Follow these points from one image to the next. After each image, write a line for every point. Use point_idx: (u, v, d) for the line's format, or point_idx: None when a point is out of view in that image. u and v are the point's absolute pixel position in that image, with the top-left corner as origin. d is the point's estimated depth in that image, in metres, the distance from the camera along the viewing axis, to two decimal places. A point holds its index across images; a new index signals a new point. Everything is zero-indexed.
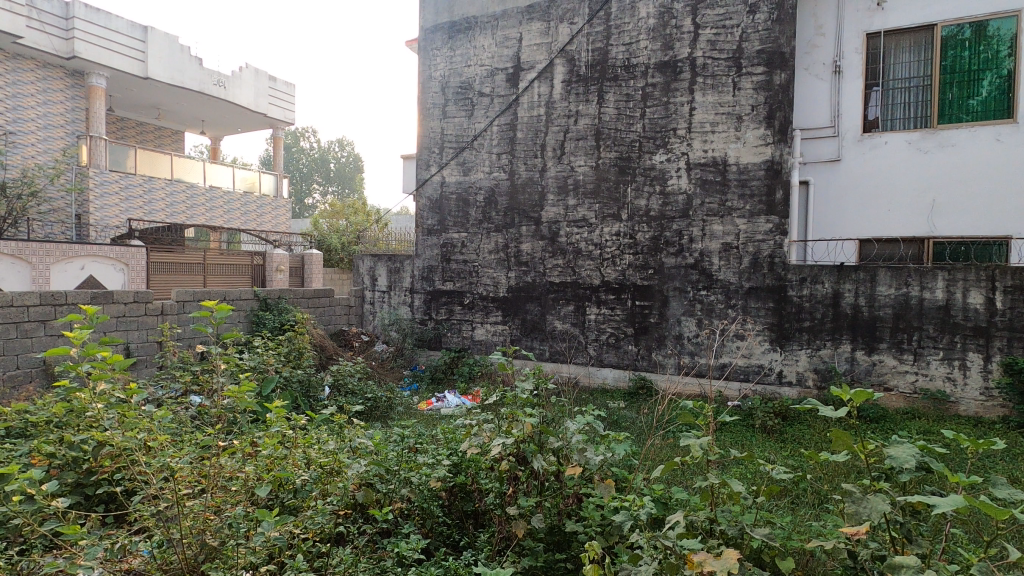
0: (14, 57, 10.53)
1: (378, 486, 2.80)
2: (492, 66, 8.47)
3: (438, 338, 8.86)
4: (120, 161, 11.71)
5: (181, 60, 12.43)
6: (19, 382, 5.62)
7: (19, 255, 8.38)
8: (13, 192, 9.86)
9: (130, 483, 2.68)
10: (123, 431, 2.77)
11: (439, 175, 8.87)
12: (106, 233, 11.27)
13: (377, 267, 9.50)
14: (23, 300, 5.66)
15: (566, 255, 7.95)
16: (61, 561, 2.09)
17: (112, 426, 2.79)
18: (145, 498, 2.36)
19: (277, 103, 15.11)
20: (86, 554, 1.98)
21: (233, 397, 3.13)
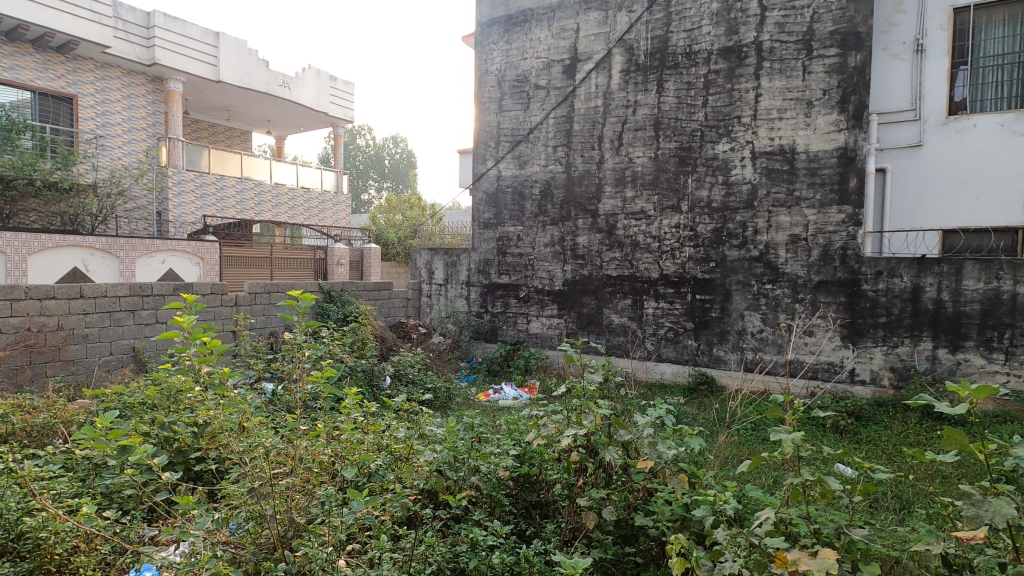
0: (102, 66, 11.35)
1: (448, 474, 2.85)
2: (549, 58, 8.42)
3: (493, 331, 8.93)
4: (195, 161, 12.42)
5: (249, 63, 13.00)
6: (113, 367, 6.10)
7: (110, 249, 9.24)
8: (103, 191, 10.71)
9: (225, 460, 2.89)
10: (223, 411, 3.02)
11: (495, 169, 8.91)
12: (183, 228, 11.94)
13: (434, 261, 9.67)
14: (115, 291, 6.11)
15: (623, 248, 7.84)
16: (172, 530, 2.25)
17: (215, 408, 3.05)
18: (239, 475, 2.50)
19: (336, 102, 15.55)
20: (196, 523, 2.12)
21: (317, 382, 3.36)
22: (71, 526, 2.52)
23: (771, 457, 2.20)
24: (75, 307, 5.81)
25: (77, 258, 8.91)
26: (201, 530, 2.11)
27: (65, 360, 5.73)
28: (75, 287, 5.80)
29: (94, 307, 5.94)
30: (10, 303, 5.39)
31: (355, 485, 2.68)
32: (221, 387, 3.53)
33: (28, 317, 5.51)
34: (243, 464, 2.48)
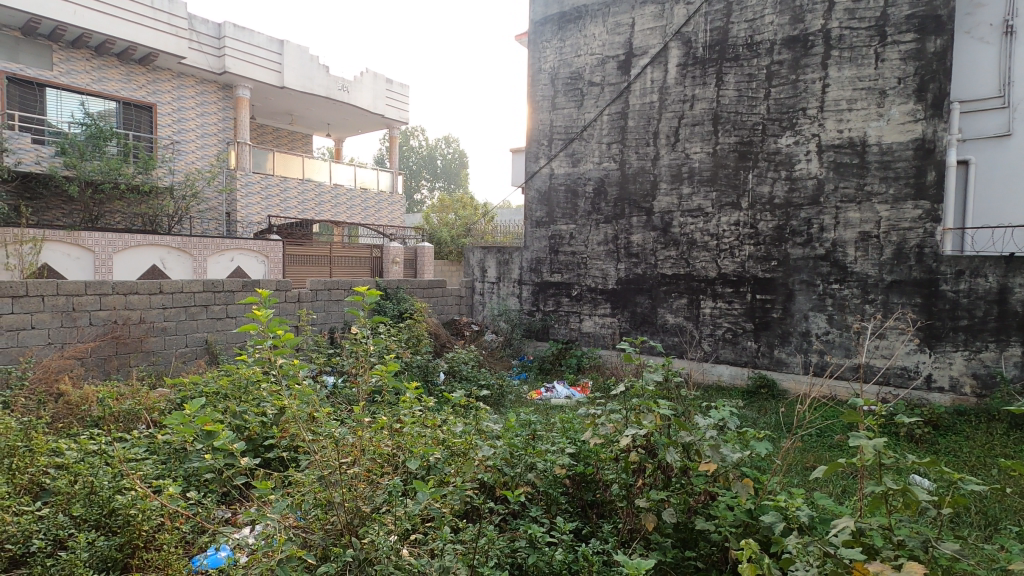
0: (179, 75, 12.08)
1: (506, 469, 2.87)
2: (603, 54, 8.32)
3: (545, 329, 8.93)
4: (262, 164, 13.07)
5: (311, 68, 13.51)
6: (189, 358, 6.49)
7: (184, 249, 9.92)
8: (179, 193, 11.39)
9: (294, 448, 3.02)
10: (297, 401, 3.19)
11: (548, 168, 8.90)
12: (250, 228, 12.56)
13: (487, 259, 9.76)
14: (189, 287, 6.49)
15: (679, 246, 7.66)
16: (252, 512, 2.37)
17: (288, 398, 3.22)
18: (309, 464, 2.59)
19: (393, 104, 15.90)
20: (274, 506, 2.23)
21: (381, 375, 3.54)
22: (157, 505, 2.71)
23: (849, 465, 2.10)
24: (155, 302, 6.22)
25: (155, 256, 9.53)
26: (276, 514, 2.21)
27: (147, 351, 6.14)
28: (155, 283, 6.21)
29: (171, 302, 6.34)
30: (98, 297, 5.80)
31: (418, 475, 2.73)
32: (291, 379, 3.73)
33: (115, 310, 5.92)
34: (315, 453, 2.56)
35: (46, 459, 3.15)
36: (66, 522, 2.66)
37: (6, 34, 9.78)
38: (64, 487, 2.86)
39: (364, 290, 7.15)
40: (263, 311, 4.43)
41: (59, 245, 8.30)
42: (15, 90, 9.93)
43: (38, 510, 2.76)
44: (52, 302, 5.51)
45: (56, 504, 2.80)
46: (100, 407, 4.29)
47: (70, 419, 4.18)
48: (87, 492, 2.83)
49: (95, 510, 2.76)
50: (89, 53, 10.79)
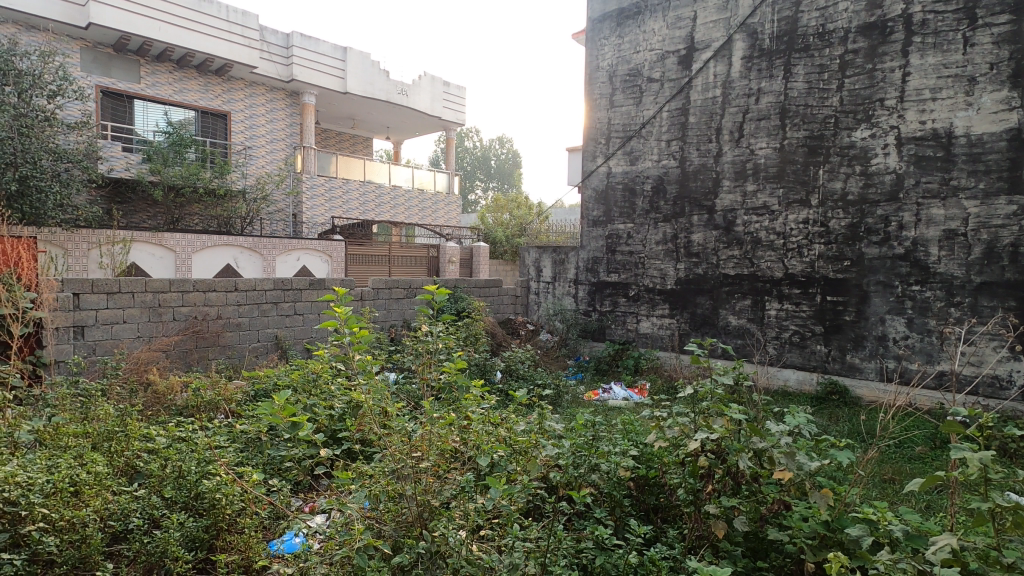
0: (250, 84, 12.75)
1: (570, 470, 2.86)
2: (663, 50, 8.14)
3: (602, 330, 8.83)
4: (326, 168, 13.61)
5: (372, 73, 13.92)
6: (261, 352, 6.86)
7: (255, 248, 10.48)
8: (251, 196, 12.02)
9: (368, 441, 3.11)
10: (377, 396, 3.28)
11: (605, 166, 8.79)
12: (315, 229, 13.11)
13: (542, 259, 9.76)
14: (262, 285, 6.83)
15: (742, 245, 7.40)
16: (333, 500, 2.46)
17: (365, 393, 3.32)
18: (383, 457, 2.65)
19: (450, 107, 16.12)
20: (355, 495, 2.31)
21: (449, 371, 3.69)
22: (239, 490, 2.87)
23: (948, 479, 1.97)
24: (231, 299, 6.59)
25: (229, 255, 10.12)
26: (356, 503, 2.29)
27: (223, 345, 6.52)
28: (231, 281, 6.58)
29: (245, 299, 6.70)
30: (181, 294, 6.19)
31: (484, 472, 2.77)
32: (363, 375, 3.87)
33: (195, 306, 6.30)
34: (389, 446, 2.63)
35: (139, 444, 3.38)
36: (158, 502, 2.86)
37: (101, 51, 10.61)
38: (156, 470, 3.06)
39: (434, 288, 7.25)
40: (343, 307, 4.47)
41: (146, 245, 8.98)
42: (108, 103, 10.76)
43: (133, 491, 2.97)
44: (141, 298, 5.91)
45: (150, 486, 3.01)
46: (185, 397, 4.59)
47: (158, 407, 4.49)
48: (176, 476, 3.01)
49: (183, 492, 2.94)
50: (172, 65, 11.55)
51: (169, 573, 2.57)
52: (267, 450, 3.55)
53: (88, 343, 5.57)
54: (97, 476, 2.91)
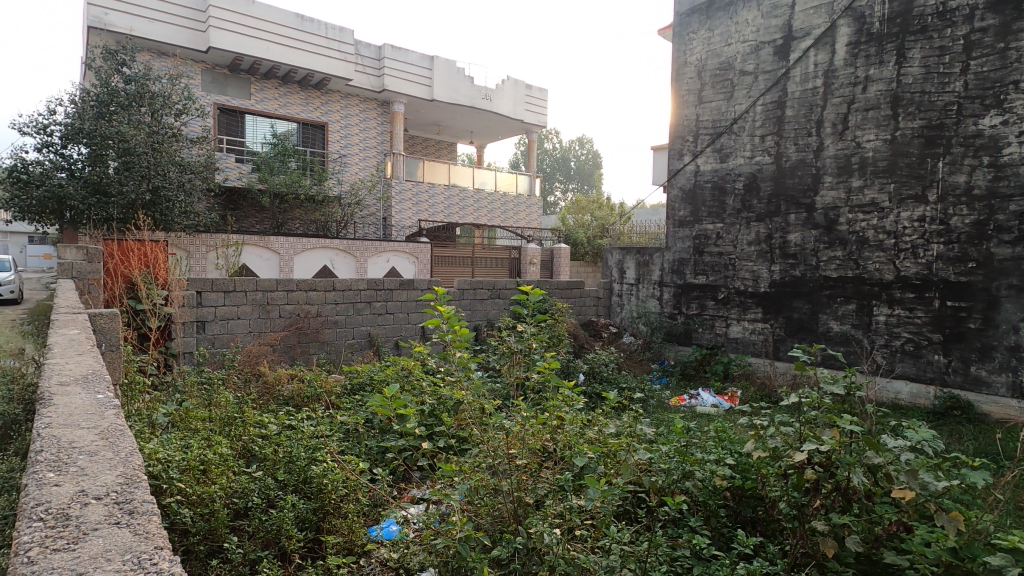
0: (346, 96, 13.52)
1: (662, 477, 2.79)
2: (757, 40, 7.74)
3: (688, 334, 8.52)
4: (413, 173, 14.15)
5: (457, 80, 14.32)
6: (356, 349, 7.26)
7: (349, 250, 11.10)
8: (346, 202, 12.76)
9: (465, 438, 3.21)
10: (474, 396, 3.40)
11: (693, 165, 8.48)
12: (403, 231, 13.66)
13: (626, 260, 9.58)
14: (356, 285, 7.22)
15: (846, 245, 6.89)
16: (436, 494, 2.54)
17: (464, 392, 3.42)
18: (481, 453, 2.69)
19: (532, 109, 16.20)
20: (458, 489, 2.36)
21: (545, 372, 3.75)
22: (343, 478, 3.06)
23: None
24: (329, 298, 7.00)
25: (326, 257, 10.82)
26: (459, 496, 2.35)
27: (323, 341, 6.97)
28: (329, 282, 6.99)
29: (342, 298, 7.11)
30: (287, 293, 6.67)
31: (576, 472, 2.76)
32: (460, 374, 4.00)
33: (298, 304, 6.78)
34: (486, 442, 2.68)
35: (254, 430, 3.69)
36: (273, 485, 3.09)
37: (218, 72, 11.72)
38: (270, 454, 3.33)
39: (531, 289, 7.33)
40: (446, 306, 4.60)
41: (254, 247, 9.84)
42: (224, 118, 11.82)
43: (252, 472, 3.24)
44: (252, 297, 6.44)
45: (266, 469, 3.27)
46: (291, 389, 4.96)
47: (268, 397, 4.89)
48: (287, 461, 3.27)
49: (294, 477, 3.17)
50: (277, 82, 12.51)
51: (283, 550, 2.77)
52: (365, 441, 3.77)
53: (208, 337, 6.16)
54: (222, 457, 3.21)
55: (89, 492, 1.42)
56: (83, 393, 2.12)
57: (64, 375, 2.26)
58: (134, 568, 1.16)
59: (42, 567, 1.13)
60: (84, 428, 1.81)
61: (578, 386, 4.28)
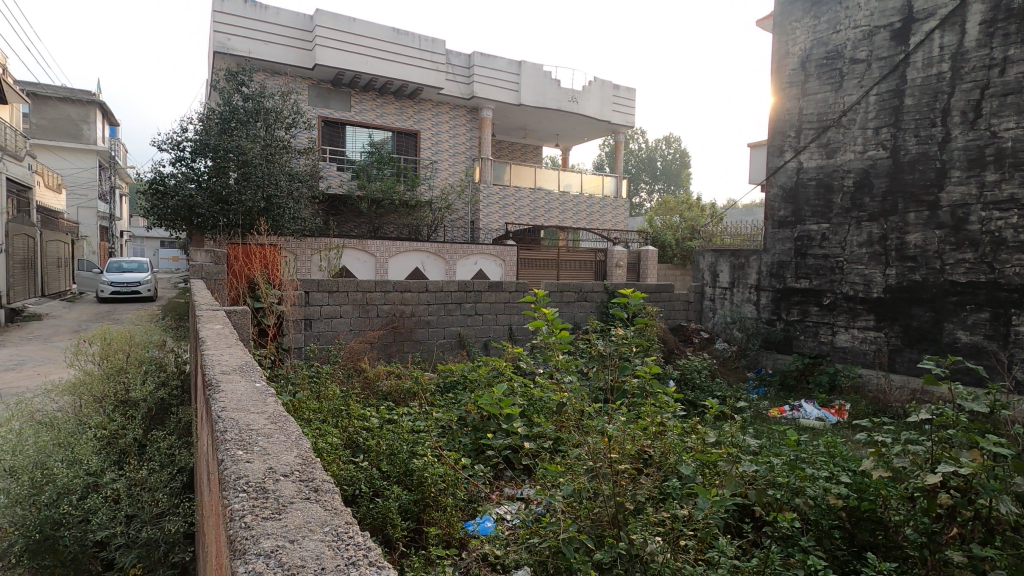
0: (437, 104, 14.03)
1: (771, 491, 2.64)
2: (871, 25, 7.14)
3: (788, 341, 8.02)
4: (500, 176, 14.38)
5: (544, 84, 14.40)
6: (446, 348, 7.51)
7: (439, 253, 11.47)
8: (437, 206, 13.26)
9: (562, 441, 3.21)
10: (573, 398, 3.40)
11: (795, 161, 7.97)
12: (490, 234, 13.91)
13: (719, 263, 9.21)
14: (447, 286, 7.45)
15: (978, 247, 6.18)
16: (537, 495, 2.55)
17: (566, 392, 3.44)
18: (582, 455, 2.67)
19: (619, 109, 15.95)
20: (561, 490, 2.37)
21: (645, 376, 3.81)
22: (442, 472, 3.16)
23: None
24: (422, 299, 7.29)
25: (417, 259, 11.26)
26: (562, 496, 2.36)
27: (415, 340, 7.26)
28: (422, 283, 7.27)
29: (433, 299, 7.36)
30: (384, 293, 7.02)
31: (676, 479, 2.68)
32: (555, 376, 4.02)
33: (394, 305, 7.10)
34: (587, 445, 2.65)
35: (358, 423, 3.90)
36: (378, 475, 3.25)
37: (322, 87, 12.58)
38: (374, 446, 3.50)
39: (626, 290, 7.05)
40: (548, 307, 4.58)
41: (354, 250, 10.45)
42: (327, 130, 12.65)
43: (358, 462, 3.42)
44: (353, 297, 6.84)
45: (371, 459, 3.45)
46: (389, 385, 5.23)
47: (369, 392, 5.18)
48: (388, 453, 3.44)
49: (396, 469, 3.32)
50: (375, 94, 13.22)
51: (388, 537, 2.89)
52: (461, 438, 3.88)
53: (314, 334, 6.64)
54: (333, 447, 3.42)
55: (277, 470, 1.33)
56: (244, 382, 2.12)
57: (224, 364, 2.35)
58: (338, 540, 1.07)
59: (257, 532, 1.05)
60: (255, 414, 1.77)
61: (676, 392, 4.16)
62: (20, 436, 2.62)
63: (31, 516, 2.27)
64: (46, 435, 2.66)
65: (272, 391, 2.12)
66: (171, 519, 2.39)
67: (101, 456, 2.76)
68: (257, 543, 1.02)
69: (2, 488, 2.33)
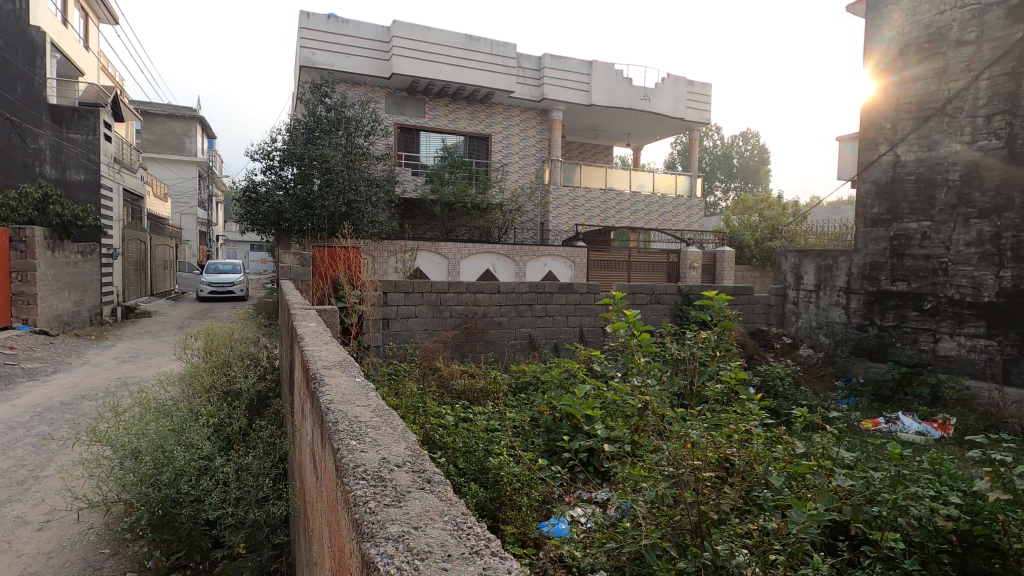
0: (508, 108, 14.18)
1: (870, 509, 2.46)
2: (981, 3, 6.52)
3: (882, 348, 7.45)
4: (570, 177, 14.32)
5: (616, 83, 14.21)
6: (517, 349, 7.56)
7: (509, 254, 11.59)
8: (507, 208, 13.41)
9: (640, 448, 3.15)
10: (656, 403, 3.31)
11: (891, 155, 7.40)
12: (560, 236, 13.87)
13: (804, 264, 8.72)
14: (518, 288, 7.51)
15: None
16: (618, 498, 2.50)
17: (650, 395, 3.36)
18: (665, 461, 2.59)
19: (694, 106, 15.43)
20: (644, 494, 2.31)
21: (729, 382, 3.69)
22: (518, 472, 3.17)
23: None
24: (494, 300, 7.39)
25: (488, 261, 11.43)
26: (644, 502, 2.30)
27: (487, 341, 7.37)
28: (494, 284, 7.37)
29: (505, 300, 7.44)
30: (457, 295, 7.18)
31: (764, 490, 2.56)
32: (636, 379, 3.95)
33: (467, 306, 7.24)
34: (669, 451, 2.58)
35: (434, 420, 4.00)
36: (455, 471, 3.31)
37: (398, 95, 13.05)
38: (451, 443, 3.57)
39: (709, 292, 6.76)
40: (631, 310, 4.51)
41: (427, 253, 10.77)
42: (403, 136, 13.12)
43: (436, 458, 3.50)
44: (427, 298, 7.04)
45: (448, 455, 3.52)
46: (462, 384, 5.33)
47: (443, 390, 5.30)
48: (464, 451, 3.50)
49: (473, 467, 3.37)
50: (448, 99, 13.55)
51: None
52: (534, 440, 3.90)
53: (391, 333, 6.89)
54: None
55: (391, 460, 1.37)
56: (346, 377, 2.20)
57: (326, 359, 2.46)
58: (459, 530, 1.08)
59: (381, 517, 1.05)
60: (362, 407, 1.81)
61: (760, 399, 3.97)
62: (141, 421, 2.89)
63: (153, 495, 2.51)
64: (163, 421, 2.92)
65: (373, 386, 2.19)
66: (274, 505, 2.56)
67: (212, 442, 3.00)
68: (384, 528, 1.02)
69: (128, 467, 2.59)
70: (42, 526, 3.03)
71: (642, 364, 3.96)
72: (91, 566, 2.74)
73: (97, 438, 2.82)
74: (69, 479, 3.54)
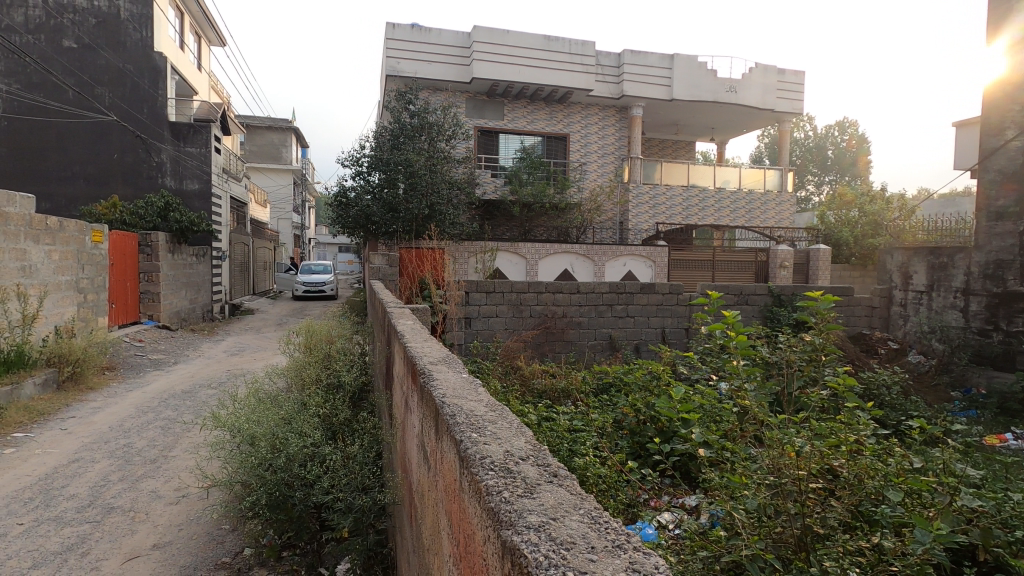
0: (586, 107, 14.07)
1: (1004, 532, 2.23)
2: None
3: (1009, 356, 6.63)
4: (650, 175, 14.00)
5: (699, 76, 13.71)
6: (597, 349, 7.48)
7: (588, 254, 11.49)
8: (587, 208, 13.39)
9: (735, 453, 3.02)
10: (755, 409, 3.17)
11: (1020, 140, 6.64)
12: (640, 235, 13.59)
13: (913, 263, 8.03)
14: (598, 288, 7.43)
15: None
16: (715, 505, 2.42)
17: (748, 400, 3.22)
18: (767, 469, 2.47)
19: (786, 96, 14.54)
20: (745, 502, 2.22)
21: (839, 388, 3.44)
22: (606, 474, 3.15)
23: None
24: (574, 300, 7.35)
25: (567, 261, 11.40)
26: (745, 510, 2.21)
27: (566, 341, 7.36)
28: (574, 284, 7.34)
29: (585, 300, 7.39)
30: (537, 295, 7.22)
31: (878, 506, 2.38)
32: (732, 382, 3.79)
33: (547, 306, 7.26)
34: (771, 459, 2.46)
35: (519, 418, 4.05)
36: None
37: (478, 99, 13.31)
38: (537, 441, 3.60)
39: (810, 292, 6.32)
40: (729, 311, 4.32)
41: (507, 253, 10.94)
42: (482, 139, 13.39)
43: None
44: (508, 297, 7.14)
45: None
46: (543, 384, 5.37)
47: (524, 389, 5.36)
48: (549, 450, 3.53)
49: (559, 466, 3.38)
50: (526, 101, 13.66)
51: None
52: (619, 442, 3.86)
53: (473, 331, 7.05)
54: None
55: (513, 453, 1.39)
56: (452, 373, 2.28)
57: (431, 356, 2.55)
58: (596, 523, 1.09)
59: (519, 506, 1.06)
60: (474, 401, 1.87)
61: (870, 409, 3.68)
62: (257, 410, 3.15)
63: (268, 478, 2.73)
64: (275, 411, 3.17)
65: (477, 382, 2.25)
66: (378, 494, 2.70)
67: (320, 430, 3.21)
68: (522, 517, 1.03)
69: (248, 451, 2.83)
70: (174, 500, 3.38)
71: (742, 367, 3.80)
72: (214, 539, 3.03)
73: (220, 424, 3.11)
74: (195, 459, 3.93)
